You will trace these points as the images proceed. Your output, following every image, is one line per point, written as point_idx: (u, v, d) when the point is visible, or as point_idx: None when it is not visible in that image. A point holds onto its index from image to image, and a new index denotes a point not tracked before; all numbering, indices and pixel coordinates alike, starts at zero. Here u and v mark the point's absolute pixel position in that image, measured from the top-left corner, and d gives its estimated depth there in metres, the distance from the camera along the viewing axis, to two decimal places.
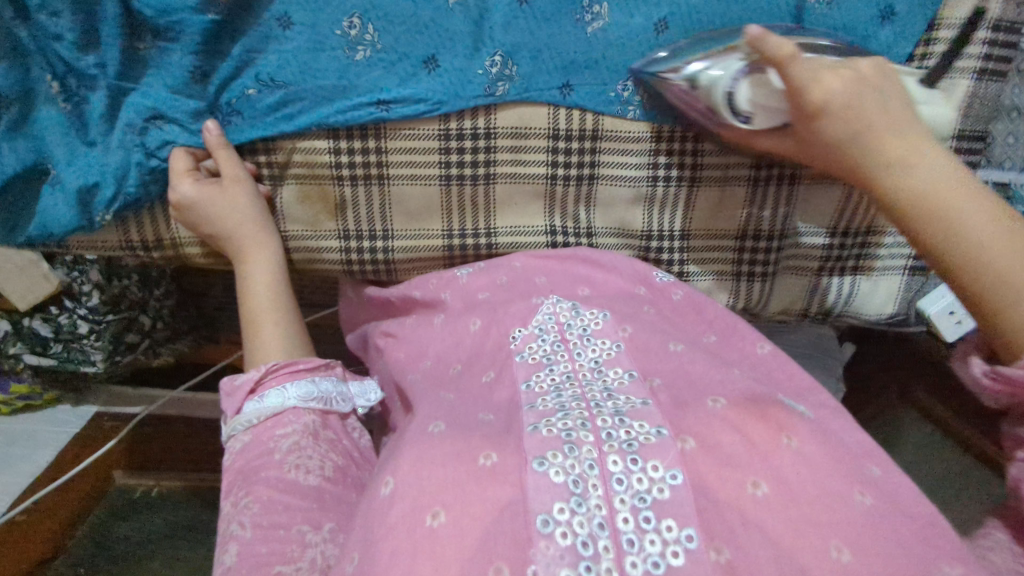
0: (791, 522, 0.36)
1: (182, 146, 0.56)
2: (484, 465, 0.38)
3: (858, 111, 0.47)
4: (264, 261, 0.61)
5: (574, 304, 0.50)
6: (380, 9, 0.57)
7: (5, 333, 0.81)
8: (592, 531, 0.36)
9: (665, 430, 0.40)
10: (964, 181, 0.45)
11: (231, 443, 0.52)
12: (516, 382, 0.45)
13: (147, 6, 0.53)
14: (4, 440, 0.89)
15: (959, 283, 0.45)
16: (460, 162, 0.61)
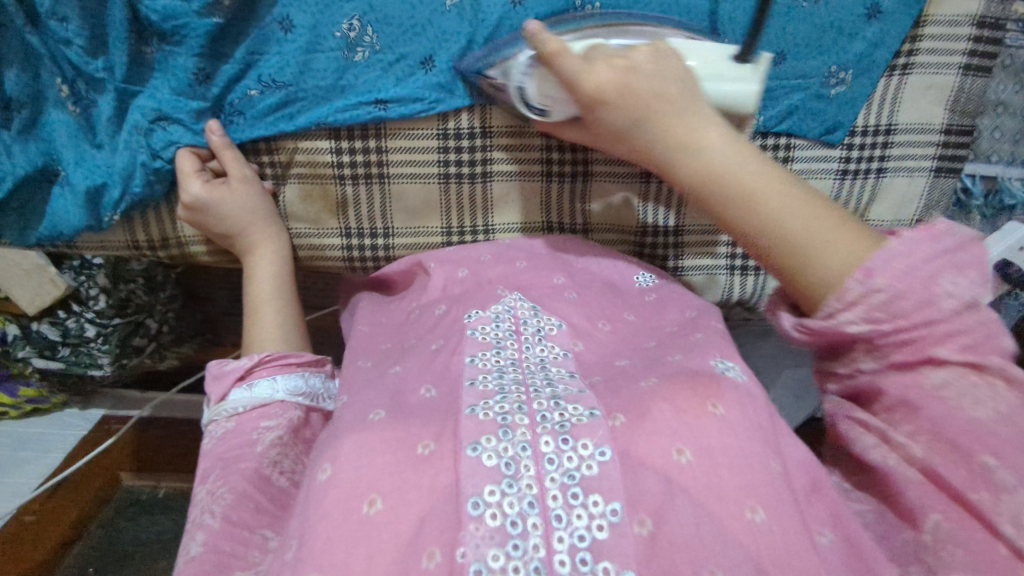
0: (712, 485, 0.41)
1: (186, 146, 0.58)
2: (422, 453, 0.43)
3: (627, 96, 0.49)
4: (270, 258, 0.63)
5: (534, 306, 0.55)
6: (378, 11, 0.58)
7: (14, 337, 0.84)
8: (522, 509, 0.40)
9: (597, 412, 0.45)
10: (772, 172, 0.47)
11: (213, 427, 0.56)
12: (461, 355, 0.50)
13: (152, 10, 0.54)
14: (15, 443, 0.92)
15: (772, 252, 0.47)
16: (458, 160, 0.63)
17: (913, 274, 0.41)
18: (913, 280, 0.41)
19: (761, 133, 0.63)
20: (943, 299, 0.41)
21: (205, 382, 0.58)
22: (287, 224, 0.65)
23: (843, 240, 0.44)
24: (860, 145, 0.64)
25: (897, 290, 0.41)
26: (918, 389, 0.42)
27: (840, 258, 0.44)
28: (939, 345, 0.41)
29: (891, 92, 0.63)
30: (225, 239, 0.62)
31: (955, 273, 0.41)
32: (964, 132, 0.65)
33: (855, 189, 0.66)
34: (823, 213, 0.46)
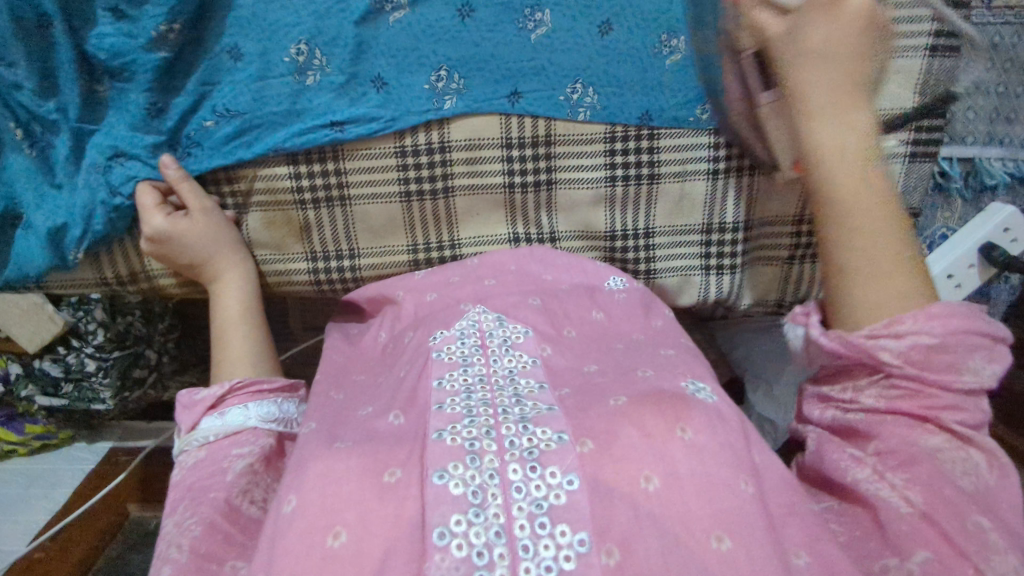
0: (682, 516, 0.39)
1: (145, 180, 0.58)
2: (387, 480, 0.41)
3: (845, 38, 0.49)
4: (238, 287, 0.63)
5: (499, 316, 0.54)
6: (326, 34, 0.57)
7: (18, 375, 0.86)
8: (488, 539, 0.39)
9: (565, 435, 0.43)
10: (873, 158, 0.49)
11: (184, 457, 0.55)
12: (428, 377, 0.49)
13: (100, 49, 0.54)
14: (24, 480, 0.93)
15: (840, 253, 0.48)
16: (418, 177, 0.62)
17: (957, 333, 0.42)
18: (959, 338, 0.42)
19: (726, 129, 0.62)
20: (966, 372, 0.42)
21: (176, 413, 0.57)
22: (255, 249, 0.65)
23: (892, 283, 0.46)
24: None
25: (944, 340, 0.42)
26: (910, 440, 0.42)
27: (896, 307, 0.45)
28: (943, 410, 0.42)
29: None
30: (192, 268, 0.62)
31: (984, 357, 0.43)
32: (936, 116, 0.62)
33: None
34: (894, 254, 0.47)
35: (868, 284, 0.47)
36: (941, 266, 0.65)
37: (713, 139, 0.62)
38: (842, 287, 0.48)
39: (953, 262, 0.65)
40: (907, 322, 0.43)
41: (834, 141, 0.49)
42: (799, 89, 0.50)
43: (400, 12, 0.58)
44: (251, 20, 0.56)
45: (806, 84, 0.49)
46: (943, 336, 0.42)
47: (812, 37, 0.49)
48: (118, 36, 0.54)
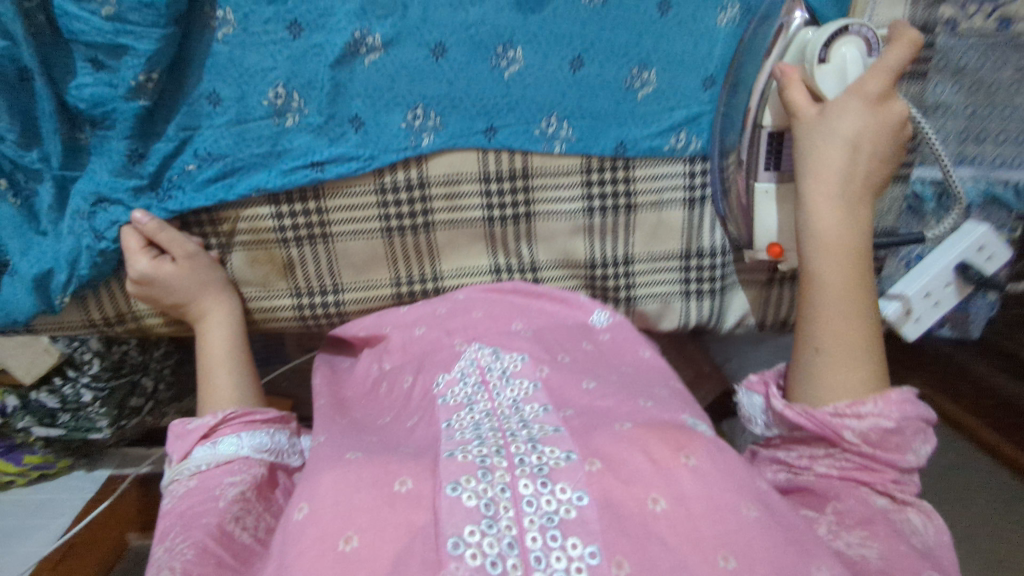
0: (690, 535, 0.41)
1: (129, 224, 0.59)
2: (398, 489, 0.43)
3: (846, 145, 0.52)
4: (220, 324, 0.63)
5: (494, 350, 0.57)
6: (302, 77, 0.58)
7: (15, 408, 0.85)
8: (501, 550, 0.40)
9: (573, 454, 0.45)
10: (863, 268, 0.52)
11: (175, 486, 0.54)
12: (437, 422, 0.51)
13: (80, 99, 0.55)
14: (24, 510, 0.93)
15: (827, 345, 0.52)
16: (399, 214, 0.63)
17: (908, 415, 0.49)
18: (908, 425, 0.49)
19: (700, 158, 0.63)
20: (909, 453, 0.49)
21: (167, 442, 0.57)
22: (238, 286, 0.65)
23: (851, 371, 0.51)
24: None
25: (897, 425, 0.48)
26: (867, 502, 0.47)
27: (844, 393, 0.51)
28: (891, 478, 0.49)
29: None
30: (175, 307, 0.62)
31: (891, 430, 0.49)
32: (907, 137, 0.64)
33: None
34: (860, 345, 0.51)
35: (834, 378, 0.51)
36: (916, 287, 0.67)
37: (687, 167, 0.63)
38: (806, 363, 0.53)
39: (930, 281, 0.66)
40: (868, 405, 0.49)
41: (829, 227, 0.52)
42: (807, 177, 0.53)
43: (375, 54, 0.58)
44: (227, 67, 0.57)
45: (823, 166, 0.53)
46: (899, 420, 0.48)
47: (847, 128, 0.52)
48: (98, 86, 0.55)
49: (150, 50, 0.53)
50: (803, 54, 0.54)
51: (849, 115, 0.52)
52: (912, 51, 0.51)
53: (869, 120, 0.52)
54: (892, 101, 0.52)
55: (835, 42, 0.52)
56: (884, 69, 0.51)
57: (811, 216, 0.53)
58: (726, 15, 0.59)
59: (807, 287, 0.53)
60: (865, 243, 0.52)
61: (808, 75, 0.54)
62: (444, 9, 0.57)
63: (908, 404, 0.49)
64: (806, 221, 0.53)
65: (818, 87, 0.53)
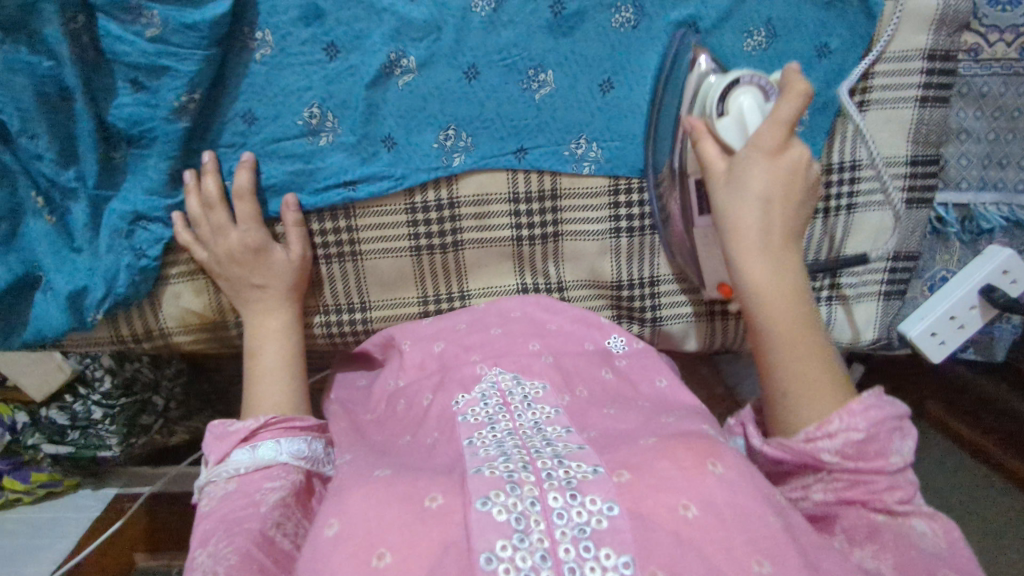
0: (723, 543, 0.41)
1: (251, 164, 0.59)
2: (429, 506, 0.42)
3: (737, 206, 0.52)
4: (278, 327, 0.62)
5: (516, 376, 0.56)
6: (337, 97, 0.59)
7: (25, 425, 0.86)
8: (535, 563, 0.40)
9: (600, 467, 0.45)
10: (800, 289, 0.52)
11: (213, 488, 0.53)
12: (459, 439, 0.50)
13: (119, 118, 0.56)
14: (30, 530, 0.91)
15: (782, 376, 0.50)
16: (428, 233, 0.64)
17: (881, 423, 0.47)
18: (881, 428, 0.47)
19: None
20: (892, 455, 0.47)
21: (206, 441, 0.56)
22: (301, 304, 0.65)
23: (829, 403, 0.49)
24: (829, 184, 0.65)
25: (871, 433, 0.46)
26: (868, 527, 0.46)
27: (819, 410, 0.49)
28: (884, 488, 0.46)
29: (851, 129, 0.63)
30: (252, 290, 0.61)
31: (901, 437, 0.47)
32: (930, 161, 0.64)
33: (831, 224, 0.66)
34: (818, 348, 0.51)
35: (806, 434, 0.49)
36: (941, 310, 0.68)
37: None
38: (774, 401, 0.51)
39: (954, 303, 0.67)
40: (836, 420, 0.47)
41: (751, 228, 0.52)
42: (725, 203, 0.53)
43: (409, 76, 0.59)
44: (264, 87, 0.58)
45: (739, 223, 0.52)
46: (869, 429, 0.46)
47: (754, 178, 0.51)
48: (137, 107, 0.55)
49: (192, 71, 0.54)
50: (704, 107, 0.55)
51: (754, 175, 0.51)
52: (804, 101, 0.49)
53: (772, 172, 0.51)
54: (792, 148, 0.52)
55: (732, 93, 0.53)
56: (772, 122, 0.50)
57: (743, 269, 0.52)
58: (753, 41, 0.60)
59: (752, 331, 0.52)
60: (803, 300, 0.51)
61: (712, 130, 0.54)
62: (477, 33, 0.59)
63: (883, 406, 0.47)
64: (737, 275, 0.53)
65: (721, 137, 0.53)
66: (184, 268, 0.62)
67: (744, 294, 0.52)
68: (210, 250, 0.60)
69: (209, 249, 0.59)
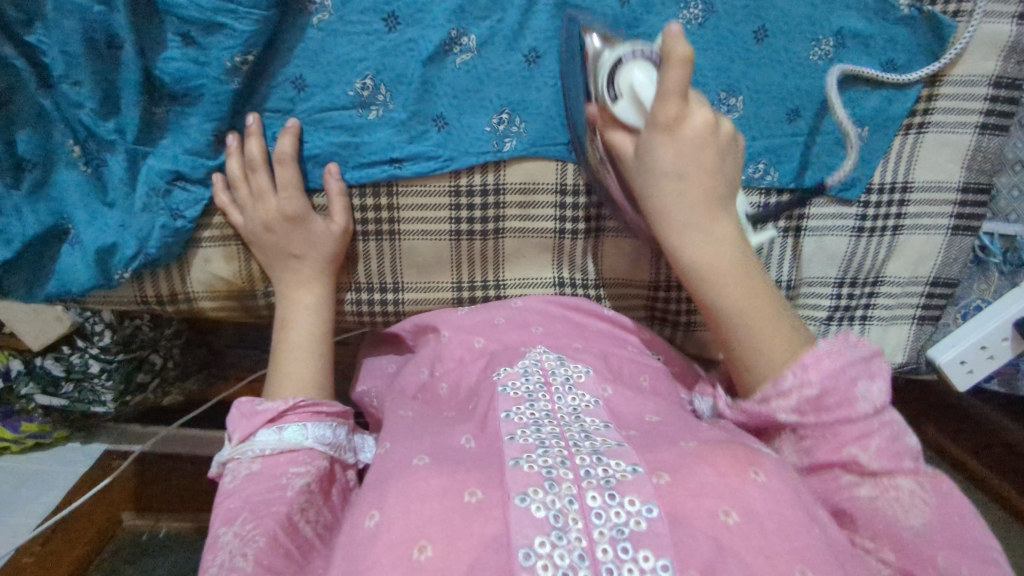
0: (764, 552, 0.38)
1: (293, 128, 0.57)
2: (470, 500, 0.40)
3: (651, 177, 0.51)
4: (306, 303, 0.61)
5: (560, 358, 0.55)
6: (392, 70, 0.57)
7: (18, 372, 0.80)
8: (573, 561, 0.37)
9: (640, 467, 0.42)
10: (743, 260, 0.50)
11: (235, 466, 0.53)
12: (496, 410, 0.49)
13: (165, 73, 0.53)
14: (14, 482, 0.87)
15: (742, 362, 0.49)
16: (470, 218, 0.62)
17: (841, 372, 0.45)
18: (840, 379, 0.45)
19: (776, 190, 0.62)
20: (859, 401, 0.45)
21: (230, 417, 0.55)
22: (335, 279, 0.63)
23: (776, 325, 0.48)
24: (876, 202, 0.63)
25: (828, 386, 0.45)
26: (850, 497, 0.46)
27: (776, 341, 0.48)
28: (852, 444, 0.46)
29: (907, 149, 0.62)
30: (287, 259, 0.60)
31: (868, 380, 0.46)
32: (981, 190, 0.64)
33: (875, 244, 0.65)
34: (759, 285, 0.49)
35: (757, 369, 0.48)
36: (973, 339, 0.68)
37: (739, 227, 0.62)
38: (738, 364, 0.50)
39: (987, 334, 0.67)
40: (790, 378, 0.46)
41: (676, 191, 0.50)
42: (648, 180, 0.51)
43: (468, 55, 0.57)
44: (319, 54, 0.56)
45: (659, 195, 0.51)
46: (824, 382, 0.45)
47: (662, 159, 0.50)
48: (185, 62, 0.53)
49: (248, 31, 0.52)
50: (597, 89, 0.51)
51: (661, 152, 0.50)
52: (685, 70, 0.46)
53: (678, 148, 0.49)
54: (692, 113, 0.49)
55: (620, 69, 0.49)
56: (664, 97, 0.47)
57: (679, 248, 0.51)
58: (820, 49, 0.58)
59: (713, 322, 0.50)
60: (738, 237, 0.51)
61: (610, 113, 0.51)
62: (542, 16, 0.57)
63: (845, 356, 0.45)
64: (674, 261, 0.52)
65: (622, 122, 0.51)
66: (217, 233, 0.60)
67: (711, 313, 0.50)
68: (247, 216, 0.58)
69: (246, 215, 0.58)
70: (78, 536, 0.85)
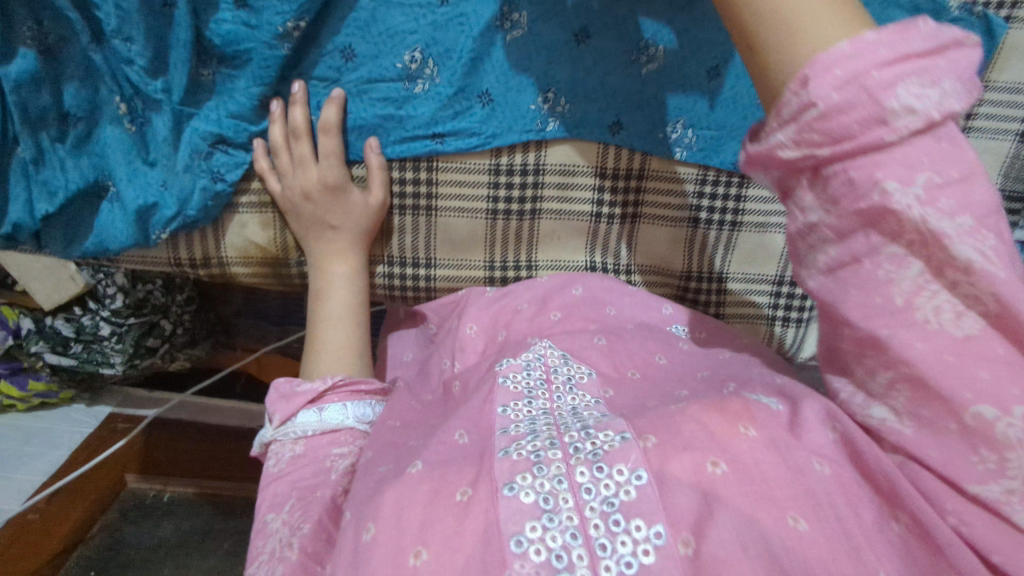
0: (753, 498, 0.36)
1: (336, 97, 0.56)
2: (461, 500, 0.38)
3: None
4: (344, 272, 0.61)
5: (564, 355, 0.53)
6: (441, 44, 0.57)
7: (28, 331, 0.77)
8: (565, 542, 0.36)
9: (628, 434, 0.40)
10: None
11: (278, 447, 0.53)
12: (492, 403, 0.46)
13: (216, 34, 0.53)
14: (20, 437, 0.86)
15: (771, 51, 0.36)
16: (508, 197, 0.62)
17: (863, 79, 0.31)
18: (866, 89, 0.31)
19: (713, 169, 0.61)
20: (893, 117, 0.31)
21: (270, 398, 0.56)
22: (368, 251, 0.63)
23: (833, 12, 0.35)
24: None
25: (843, 101, 0.32)
26: (885, 298, 0.34)
27: (823, 32, 0.34)
28: (881, 183, 0.32)
29: None
30: (324, 230, 0.60)
31: (919, 81, 0.31)
32: (1015, 199, 0.65)
33: None
34: None
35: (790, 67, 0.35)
36: None
37: (695, 200, 0.63)
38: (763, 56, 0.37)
39: None
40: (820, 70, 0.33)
41: None
42: None
43: (518, 31, 0.57)
44: (369, 23, 0.56)
45: None
46: (842, 92, 0.32)
47: None
48: (236, 24, 0.53)
49: None
50: None
51: None
52: None
53: None
54: None
55: None
56: None
57: None
58: None
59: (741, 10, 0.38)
60: None
61: None
62: None
63: (894, 48, 0.31)
64: None
65: None
66: (255, 199, 0.60)
67: None
68: (285, 183, 0.58)
69: (285, 182, 0.58)
70: (80, 500, 0.84)
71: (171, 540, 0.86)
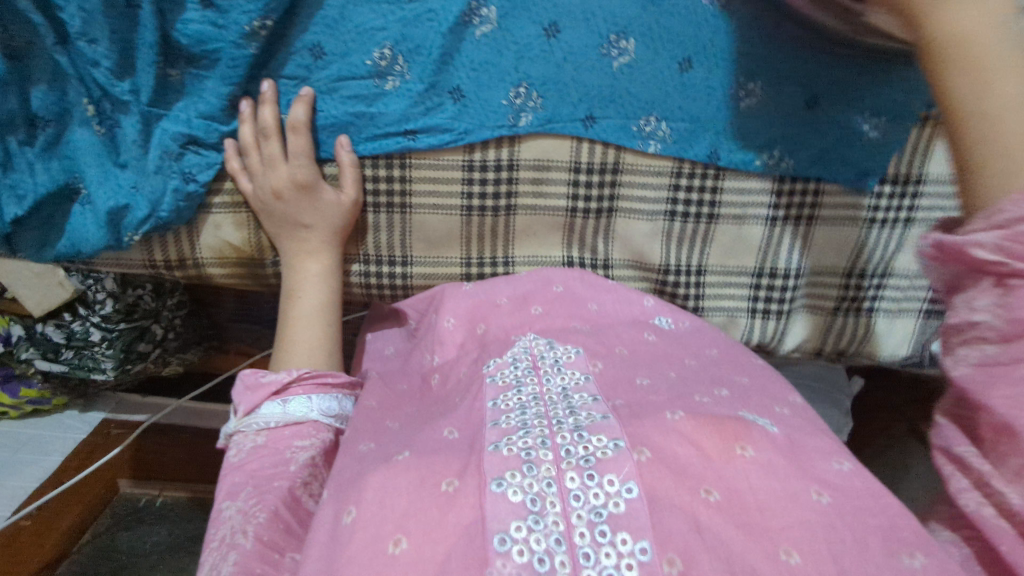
0: (741, 526, 0.36)
1: (306, 96, 0.56)
2: (446, 490, 0.38)
3: None
4: (317, 273, 0.61)
5: (548, 341, 0.52)
6: (411, 41, 0.56)
7: (18, 338, 0.76)
8: (549, 546, 0.35)
9: (622, 442, 0.40)
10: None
11: (241, 438, 0.53)
12: (482, 400, 0.46)
13: (183, 35, 0.53)
14: (8, 445, 0.83)
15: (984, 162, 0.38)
16: (482, 193, 0.62)
17: None
18: None
19: (688, 162, 0.61)
20: None
21: (236, 389, 0.56)
22: (342, 249, 0.63)
23: None
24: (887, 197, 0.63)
25: None
26: None
27: None
28: None
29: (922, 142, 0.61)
30: (296, 229, 0.59)
31: None
32: None
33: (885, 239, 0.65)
34: None
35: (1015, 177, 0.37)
36: None
37: (670, 194, 0.63)
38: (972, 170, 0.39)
39: None
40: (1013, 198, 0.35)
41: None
42: None
43: (487, 26, 0.57)
44: (338, 21, 0.56)
45: None
46: None
47: None
48: (203, 24, 0.53)
49: None
50: None
51: None
52: None
53: None
54: None
55: None
56: None
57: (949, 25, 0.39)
58: None
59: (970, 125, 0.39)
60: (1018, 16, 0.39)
61: None
62: None
63: None
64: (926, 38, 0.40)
65: None
66: (228, 199, 0.60)
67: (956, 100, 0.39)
68: (256, 183, 0.58)
69: (256, 181, 0.58)
70: (73, 507, 0.84)
71: (163, 544, 0.87)
